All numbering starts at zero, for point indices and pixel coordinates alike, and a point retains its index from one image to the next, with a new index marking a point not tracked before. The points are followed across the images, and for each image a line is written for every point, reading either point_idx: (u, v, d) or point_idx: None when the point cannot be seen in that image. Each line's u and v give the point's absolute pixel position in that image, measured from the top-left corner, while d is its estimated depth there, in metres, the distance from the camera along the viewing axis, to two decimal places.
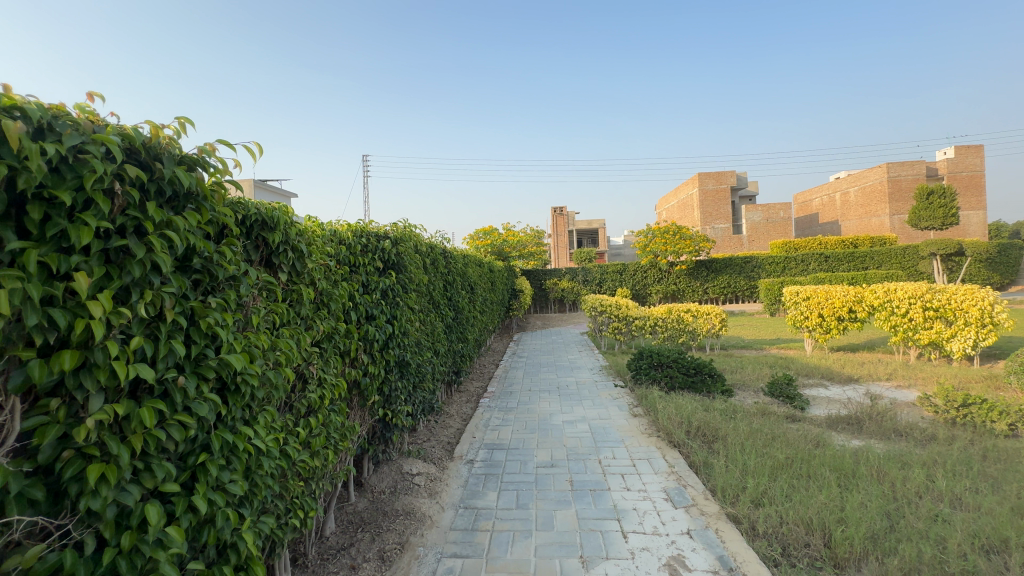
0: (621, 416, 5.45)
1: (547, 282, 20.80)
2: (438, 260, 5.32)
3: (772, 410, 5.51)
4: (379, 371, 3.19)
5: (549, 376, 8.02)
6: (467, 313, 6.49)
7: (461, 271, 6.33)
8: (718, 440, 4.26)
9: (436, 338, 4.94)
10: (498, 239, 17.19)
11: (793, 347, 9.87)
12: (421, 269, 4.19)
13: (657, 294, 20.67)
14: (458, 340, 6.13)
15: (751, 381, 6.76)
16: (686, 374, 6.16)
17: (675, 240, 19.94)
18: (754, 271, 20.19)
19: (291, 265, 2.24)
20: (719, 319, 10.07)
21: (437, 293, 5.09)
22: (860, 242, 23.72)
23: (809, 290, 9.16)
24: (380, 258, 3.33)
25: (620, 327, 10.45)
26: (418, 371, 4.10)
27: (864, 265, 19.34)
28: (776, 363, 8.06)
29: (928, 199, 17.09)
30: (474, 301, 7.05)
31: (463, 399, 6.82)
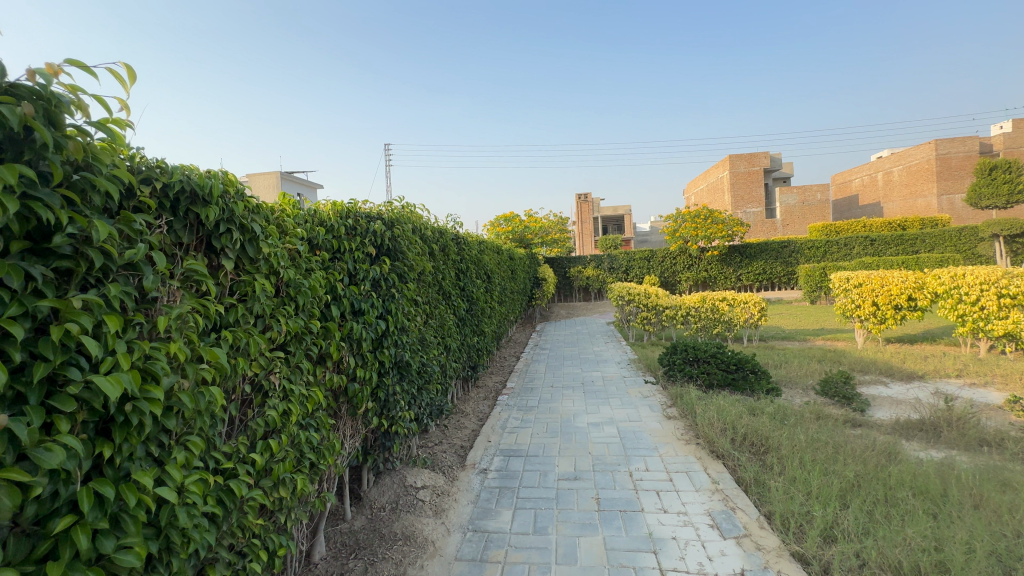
0: (653, 418, 4.89)
1: (571, 270, 20.17)
2: (449, 247, 4.83)
3: (827, 413, 4.86)
4: (371, 375, 2.73)
5: (574, 370, 7.49)
6: (483, 304, 6.01)
7: (476, 259, 5.84)
8: (770, 452, 3.66)
9: (446, 334, 4.47)
10: (521, 226, 16.63)
11: (842, 338, 9.04)
12: (425, 256, 3.70)
13: (687, 281, 19.78)
14: (474, 334, 5.66)
15: (799, 379, 6.08)
16: (727, 372, 5.54)
17: (706, 224, 18.97)
18: (793, 256, 19.03)
19: (239, 250, 1.77)
20: (758, 308, 9.31)
21: (446, 283, 4.61)
22: (909, 223, 22.11)
23: (861, 276, 8.30)
24: (371, 243, 2.85)
25: (649, 317, 9.82)
26: (423, 371, 3.64)
27: (915, 249, 17.95)
28: (825, 357, 7.31)
29: (991, 175, 15.61)
30: (491, 292, 6.57)
31: (480, 395, 6.37)
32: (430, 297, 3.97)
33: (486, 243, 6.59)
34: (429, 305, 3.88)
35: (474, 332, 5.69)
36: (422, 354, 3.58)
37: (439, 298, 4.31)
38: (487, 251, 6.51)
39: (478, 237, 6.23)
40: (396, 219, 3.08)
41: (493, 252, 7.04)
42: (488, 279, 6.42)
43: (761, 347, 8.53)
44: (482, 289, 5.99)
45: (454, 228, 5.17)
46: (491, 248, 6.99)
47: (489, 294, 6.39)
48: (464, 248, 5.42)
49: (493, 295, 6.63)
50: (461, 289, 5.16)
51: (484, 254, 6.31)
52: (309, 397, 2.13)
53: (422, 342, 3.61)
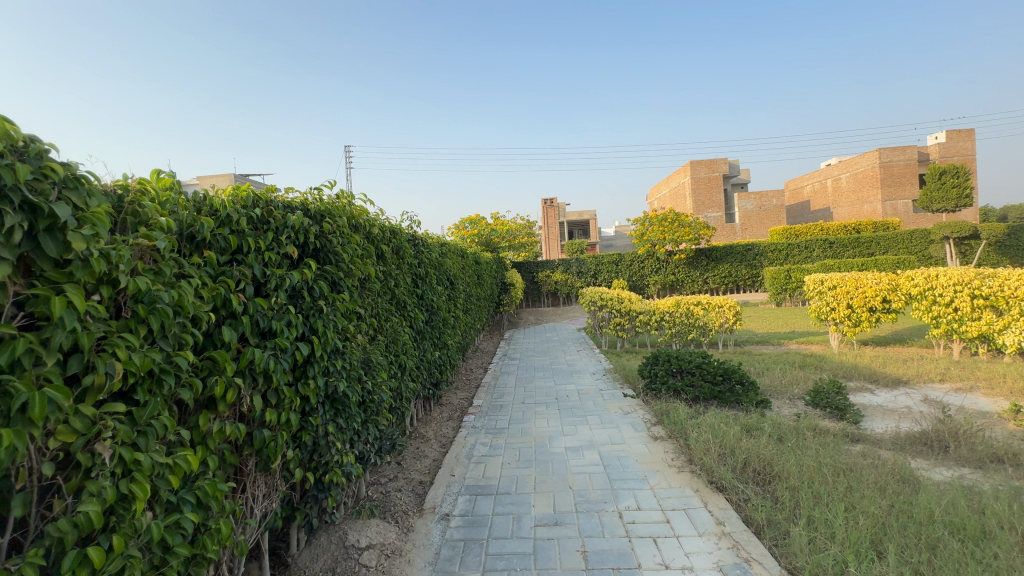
0: (638, 440, 4.36)
1: (539, 274, 19.69)
2: (402, 250, 4.16)
3: (823, 427, 4.47)
4: (289, 418, 2.04)
5: (547, 383, 6.91)
6: (446, 315, 5.35)
7: (437, 264, 5.17)
8: (776, 481, 3.19)
9: (399, 351, 3.79)
10: (487, 229, 16.01)
11: (816, 342, 8.87)
12: (368, 260, 3.02)
13: (656, 285, 19.66)
14: (435, 348, 5.01)
15: (785, 388, 5.72)
16: (713, 384, 5.10)
17: (673, 227, 18.93)
18: (757, 259, 19.22)
19: (26, 245, 1.09)
20: (733, 312, 9.04)
21: (399, 292, 3.92)
22: (863, 226, 22.86)
23: (835, 278, 8.13)
24: (290, 242, 2.17)
25: (622, 323, 9.40)
26: (367, 401, 2.95)
27: (871, 251, 18.47)
28: (804, 362, 7.06)
29: (940, 179, 16.17)
30: (455, 300, 5.91)
31: (443, 416, 5.69)
32: (376, 310, 3.29)
33: (449, 247, 5.94)
34: (375, 319, 3.20)
35: (435, 346, 5.01)
36: (366, 380, 2.90)
37: (389, 309, 3.63)
38: (450, 256, 5.87)
39: (439, 240, 5.59)
40: (327, 212, 2.41)
41: (457, 256, 6.39)
42: (451, 287, 5.77)
43: (738, 354, 8.23)
44: (444, 298, 5.33)
45: (409, 229, 4.50)
46: (455, 253, 6.34)
47: (452, 303, 5.73)
48: (423, 252, 4.75)
49: (457, 304, 5.97)
50: (419, 299, 4.49)
51: (447, 259, 5.66)
52: (176, 465, 1.43)
53: (366, 365, 2.92)
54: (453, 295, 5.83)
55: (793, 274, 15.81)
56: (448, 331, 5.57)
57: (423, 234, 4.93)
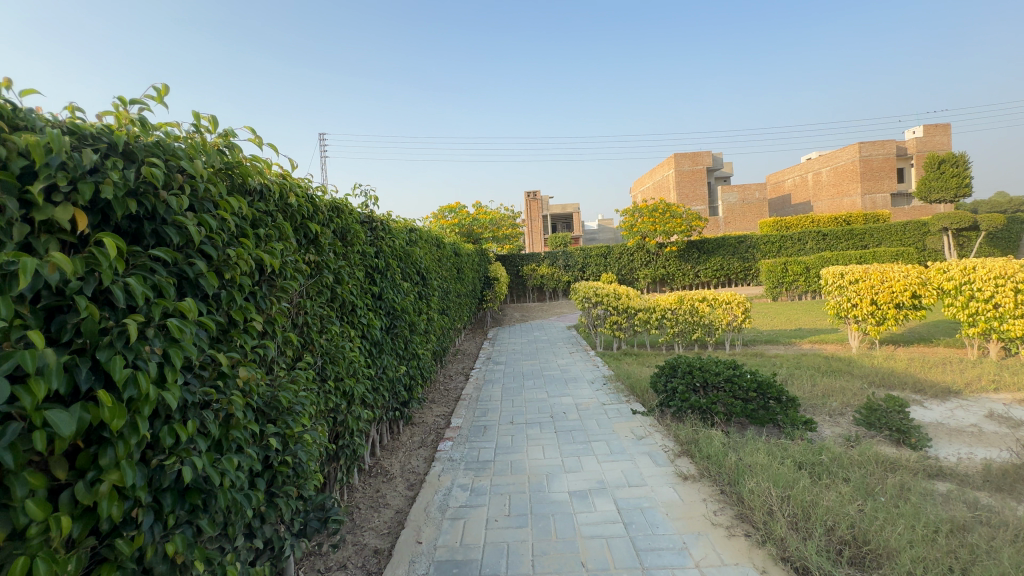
0: (662, 480, 3.37)
1: (524, 268, 18.67)
2: (345, 235, 3.07)
3: (889, 457, 3.57)
4: (38, 568, 0.97)
5: (538, 395, 5.88)
6: (416, 317, 4.28)
7: (403, 254, 4.08)
8: (878, 563, 2.23)
9: (340, 375, 2.71)
10: (468, 219, 14.90)
11: (831, 341, 8.07)
12: (269, 243, 1.93)
13: (646, 278, 18.81)
14: (400, 362, 3.94)
15: (823, 403, 4.82)
16: (746, 403, 4.15)
17: (664, 218, 18.09)
18: (749, 251, 18.53)
19: None
20: (741, 309, 8.16)
21: (342, 291, 2.83)
22: (853, 218, 22.38)
23: (857, 270, 7.28)
24: (60, 201, 1.08)
25: (620, 321, 8.45)
26: (269, 466, 1.88)
27: (864, 243, 17.94)
28: (829, 366, 6.23)
29: (940, 168, 15.61)
30: (427, 300, 4.84)
31: (413, 443, 4.63)
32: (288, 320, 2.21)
33: (421, 234, 4.85)
34: (286, 334, 2.12)
35: (400, 359, 3.93)
36: (265, 434, 1.83)
37: (319, 318, 2.54)
38: (422, 245, 4.78)
39: (407, 224, 4.49)
40: (161, 150, 1.31)
41: (431, 246, 5.30)
42: (423, 283, 4.68)
43: (750, 356, 7.38)
44: (413, 296, 4.24)
45: (360, 208, 3.41)
46: (429, 242, 5.26)
47: (424, 302, 4.65)
48: (382, 239, 3.65)
49: (431, 304, 4.90)
50: (375, 301, 3.40)
51: (417, 250, 4.56)
52: None
53: (263, 412, 1.84)
54: (426, 291, 4.74)
55: (790, 266, 15.12)
56: (419, 338, 4.49)
57: (383, 217, 3.82)
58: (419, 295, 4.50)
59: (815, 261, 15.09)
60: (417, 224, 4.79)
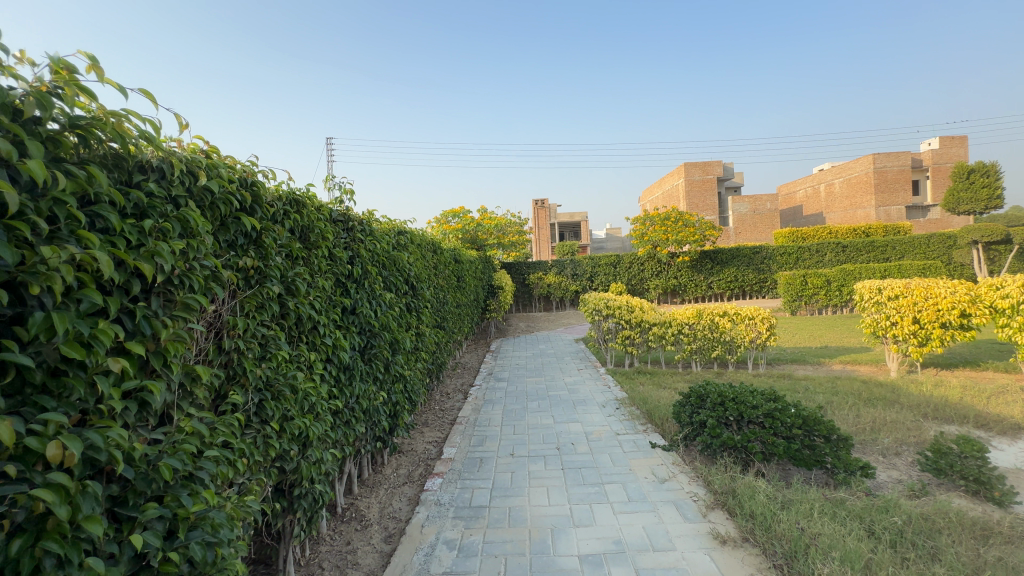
0: (694, 542, 2.72)
1: (530, 276, 18.07)
2: (304, 235, 2.49)
3: (973, 517, 2.91)
4: None
5: (543, 420, 5.23)
6: (403, 333, 3.69)
7: (386, 260, 3.49)
8: None
9: (287, 414, 2.11)
10: (473, 225, 14.34)
11: (865, 363, 7.37)
12: (158, 243, 1.35)
13: (656, 289, 18.14)
14: (381, 386, 3.34)
15: (874, 440, 4.15)
16: (791, 443, 3.48)
17: (676, 227, 17.44)
18: (765, 263, 17.82)
19: None
20: (766, 325, 7.48)
21: (295, 305, 2.25)
22: (873, 229, 21.57)
23: (897, 285, 6.60)
24: None
25: (632, 336, 7.80)
26: (146, 569, 1.28)
27: (886, 256, 17.17)
28: (870, 393, 5.55)
29: (969, 179, 14.86)
30: (418, 313, 4.25)
31: (397, 478, 4.02)
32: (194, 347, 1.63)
33: (413, 237, 4.26)
34: (190, 369, 1.54)
35: (381, 384, 3.33)
36: (136, 523, 1.24)
37: (256, 341, 1.95)
38: (414, 250, 4.20)
39: (395, 225, 3.91)
40: None
41: (425, 250, 4.72)
42: (413, 294, 4.10)
43: (777, 378, 6.70)
44: (399, 309, 3.64)
45: (331, 206, 2.84)
46: (423, 246, 4.68)
47: (412, 316, 4.06)
48: (357, 243, 3.08)
49: (422, 318, 4.31)
50: (346, 316, 2.81)
51: (407, 256, 3.97)
52: None
53: (133, 489, 1.25)
54: (416, 301, 4.15)
55: (810, 279, 14.40)
56: (406, 357, 3.91)
57: (364, 217, 3.25)
58: (406, 307, 3.90)
59: (836, 274, 14.36)
60: (407, 227, 4.21)
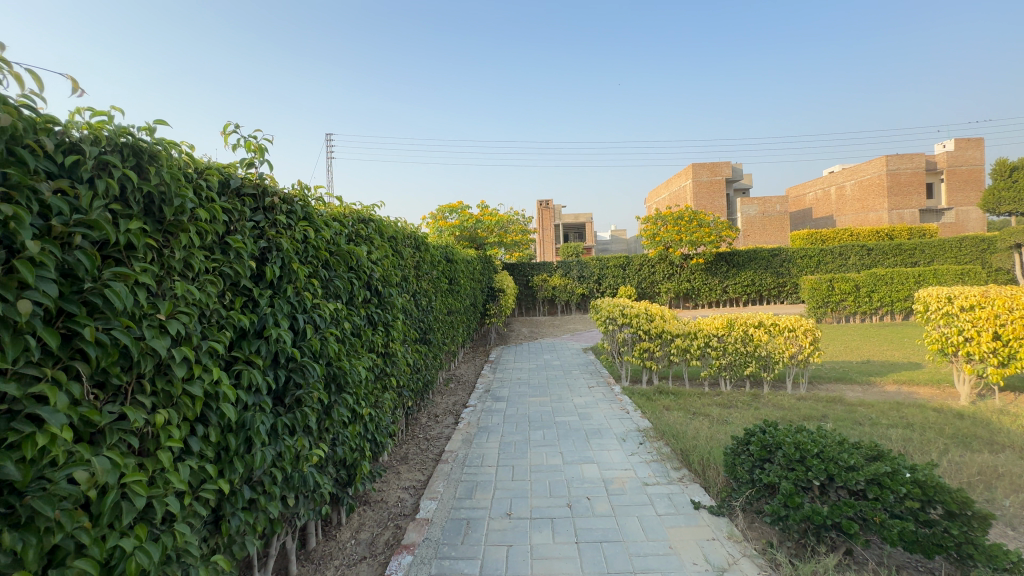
0: None
1: (534, 278, 17.05)
2: (151, 210, 1.47)
3: None
4: None
5: (549, 460, 4.17)
6: (357, 358, 2.66)
7: (333, 258, 2.47)
8: None
9: (69, 543, 1.11)
10: (472, 221, 13.30)
11: (925, 387, 6.33)
12: None
13: (668, 293, 17.07)
14: (320, 438, 2.31)
15: (993, 504, 3.09)
16: (909, 523, 2.41)
17: (690, 227, 16.38)
18: (784, 266, 16.71)
19: None
20: (809, 338, 6.41)
21: (109, 334, 1.25)
22: (897, 232, 20.41)
23: (973, 293, 5.52)
24: None
25: (652, 349, 6.75)
26: None
27: (915, 260, 16.04)
28: (953, 426, 4.49)
29: (1011, 177, 13.71)
30: (386, 329, 3.22)
31: (355, 548, 2.99)
32: None
33: (379, 229, 3.23)
34: None
35: (319, 437, 2.30)
36: None
37: None
38: (381, 246, 3.17)
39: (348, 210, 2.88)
40: None
41: (400, 246, 3.70)
42: (378, 304, 3.07)
43: (825, 403, 5.64)
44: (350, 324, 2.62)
45: (220, 169, 1.81)
46: (396, 240, 3.66)
47: (375, 333, 3.03)
48: (275, 230, 2.05)
49: (392, 334, 3.28)
50: (248, 340, 1.80)
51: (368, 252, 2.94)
52: None
53: None
54: (383, 313, 3.13)
55: (837, 284, 13.29)
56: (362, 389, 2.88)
57: (290, 194, 2.22)
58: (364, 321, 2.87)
59: (865, 279, 13.25)
60: (371, 215, 3.18)
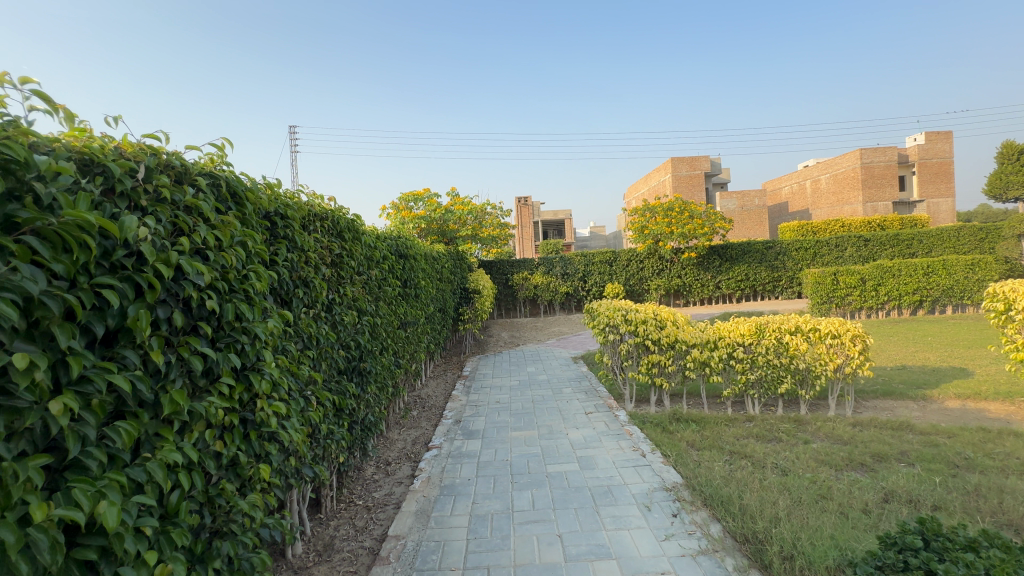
0: None
1: (514, 276, 15.63)
2: None
3: None
4: None
5: (543, 554, 2.73)
6: (118, 472, 1.17)
7: (10, 241, 0.98)
8: None
9: None
10: (440, 212, 11.73)
11: (996, 405, 5.14)
12: None
13: (658, 290, 15.87)
14: None
15: None
16: None
17: (681, 219, 15.22)
18: (779, 259, 15.70)
19: None
20: (858, 346, 5.15)
21: None
22: (888, 222, 19.73)
23: None
24: None
25: (662, 363, 5.40)
26: None
27: (914, 251, 15.25)
28: None
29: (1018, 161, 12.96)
30: (244, 379, 1.72)
31: None
32: None
33: (216, 194, 1.72)
34: None
35: None
36: None
37: None
38: (225, 224, 1.66)
39: (108, 148, 1.36)
40: None
41: (287, 233, 2.20)
42: (215, 336, 1.57)
43: (892, 433, 4.39)
44: (81, 398, 1.11)
45: None
46: (273, 221, 2.15)
47: (202, 395, 1.53)
48: None
49: (260, 386, 1.78)
50: None
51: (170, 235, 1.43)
52: None
53: None
54: (232, 350, 1.62)
55: (843, 278, 12.27)
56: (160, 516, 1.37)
57: None
58: (156, 379, 1.36)
59: (871, 271, 12.27)
60: (195, 166, 1.66)
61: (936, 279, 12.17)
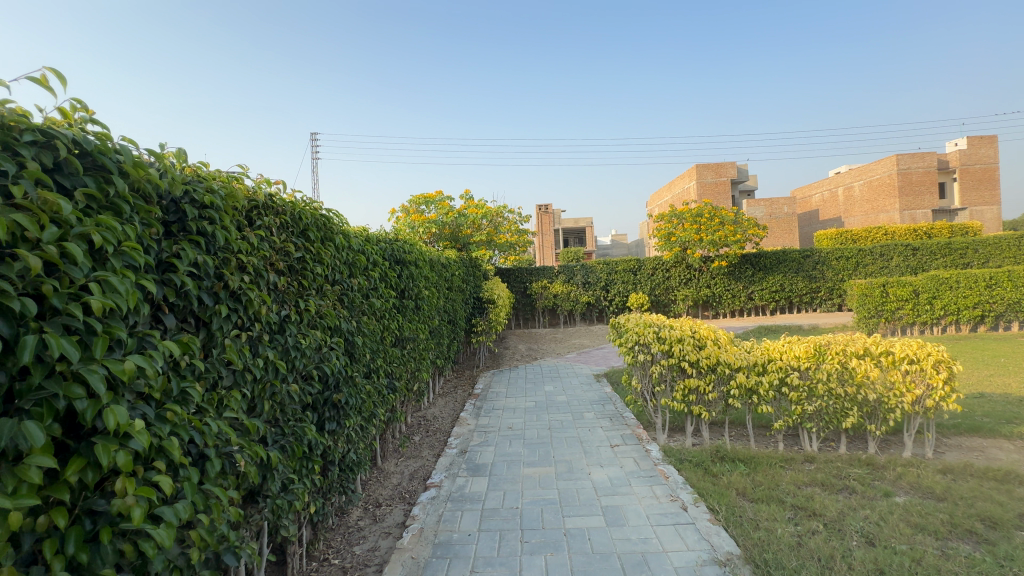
0: None
1: (532, 285, 14.96)
2: None
3: None
4: None
5: None
6: None
7: None
8: None
9: None
10: (453, 216, 11.18)
11: None
12: None
13: (685, 301, 14.96)
14: None
15: None
16: None
17: (711, 225, 14.32)
18: (817, 269, 14.63)
19: None
20: (941, 375, 4.28)
21: None
22: (935, 230, 18.35)
23: None
24: None
25: (700, 388, 4.63)
26: None
27: (968, 261, 13.98)
28: None
29: None
30: (81, 454, 1.09)
31: None
32: None
33: (50, 161, 1.11)
34: None
35: None
36: None
37: None
38: (49, 207, 1.05)
39: None
40: None
41: (205, 228, 1.58)
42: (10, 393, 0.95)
43: (998, 487, 3.51)
44: None
45: None
46: (182, 211, 1.53)
47: None
48: None
49: (118, 461, 1.15)
50: None
51: None
52: None
53: None
54: (52, 413, 1.00)
55: (892, 289, 11.20)
56: None
57: None
58: None
59: (925, 282, 11.16)
60: (6, 115, 1.06)
61: (1000, 292, 10.97)
